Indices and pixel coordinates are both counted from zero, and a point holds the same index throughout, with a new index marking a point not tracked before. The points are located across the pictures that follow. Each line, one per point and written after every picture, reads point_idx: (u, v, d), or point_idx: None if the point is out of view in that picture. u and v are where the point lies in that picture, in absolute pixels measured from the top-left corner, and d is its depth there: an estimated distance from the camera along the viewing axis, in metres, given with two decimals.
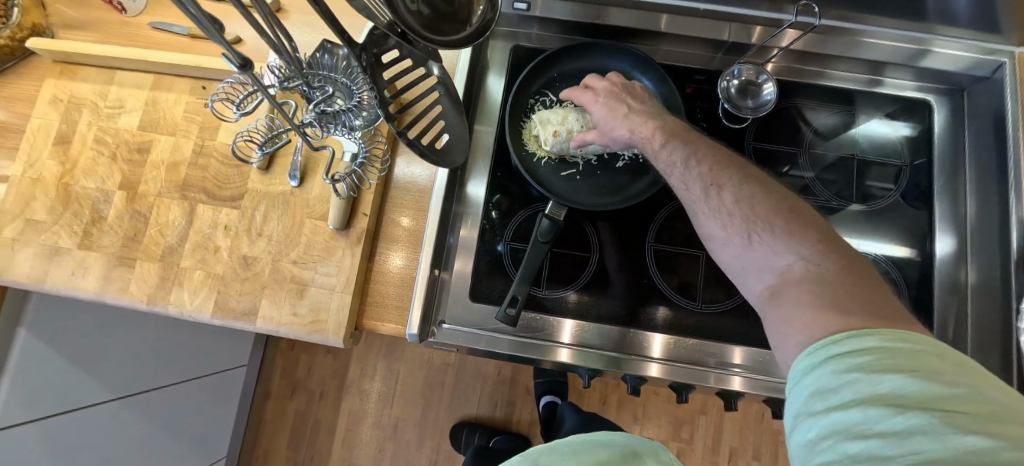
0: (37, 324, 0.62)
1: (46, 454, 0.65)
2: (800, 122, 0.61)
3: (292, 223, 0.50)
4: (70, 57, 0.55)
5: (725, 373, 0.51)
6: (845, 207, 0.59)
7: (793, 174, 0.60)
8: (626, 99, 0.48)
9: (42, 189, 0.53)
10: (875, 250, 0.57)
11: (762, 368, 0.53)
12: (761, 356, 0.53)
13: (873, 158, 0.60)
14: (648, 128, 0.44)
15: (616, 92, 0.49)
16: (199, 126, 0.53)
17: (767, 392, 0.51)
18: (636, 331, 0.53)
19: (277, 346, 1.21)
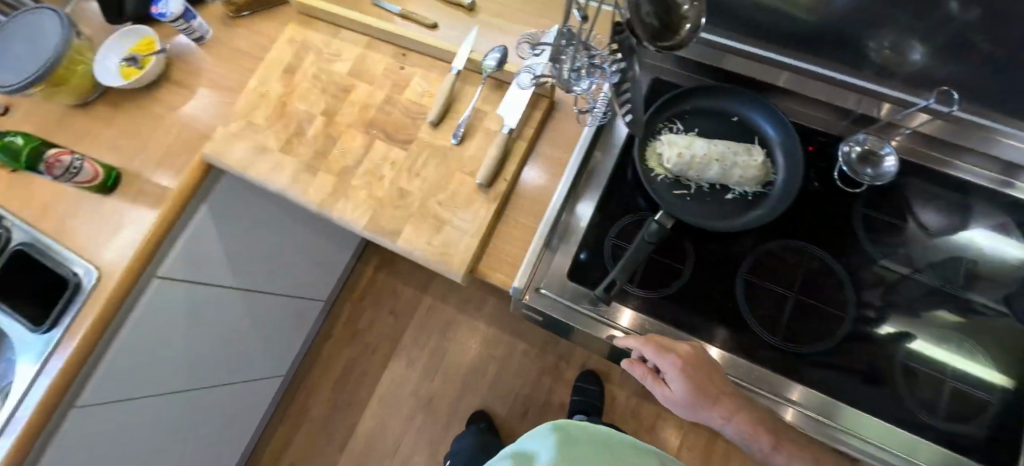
0: (215, 204, 0.76)
1: (182, 313, 0.80)
2: (895, 211, 0.62)
3: (445, 172, 0.60)
4: (313, 12, 0.71)
5: (778, 403, 0.54)
6: (936, 309, 0.57)
7: (885, 265, 0.59)
8: (707, 381, 0.52)
9: (265, 102, 0.68)
10: (971, 372, 0.54)
11: (824, 410, 0.53)
12: (824, 399, 0.53)
13: (982, 270, 0.59)
14: (750, 419, 0.53)
15: (699, 371, 0.52)
16: (392, 83, 0.65)
17: (816, 433, 0.53)
18: (692, 337, 0.57)
19: (349, 296, 1.35)
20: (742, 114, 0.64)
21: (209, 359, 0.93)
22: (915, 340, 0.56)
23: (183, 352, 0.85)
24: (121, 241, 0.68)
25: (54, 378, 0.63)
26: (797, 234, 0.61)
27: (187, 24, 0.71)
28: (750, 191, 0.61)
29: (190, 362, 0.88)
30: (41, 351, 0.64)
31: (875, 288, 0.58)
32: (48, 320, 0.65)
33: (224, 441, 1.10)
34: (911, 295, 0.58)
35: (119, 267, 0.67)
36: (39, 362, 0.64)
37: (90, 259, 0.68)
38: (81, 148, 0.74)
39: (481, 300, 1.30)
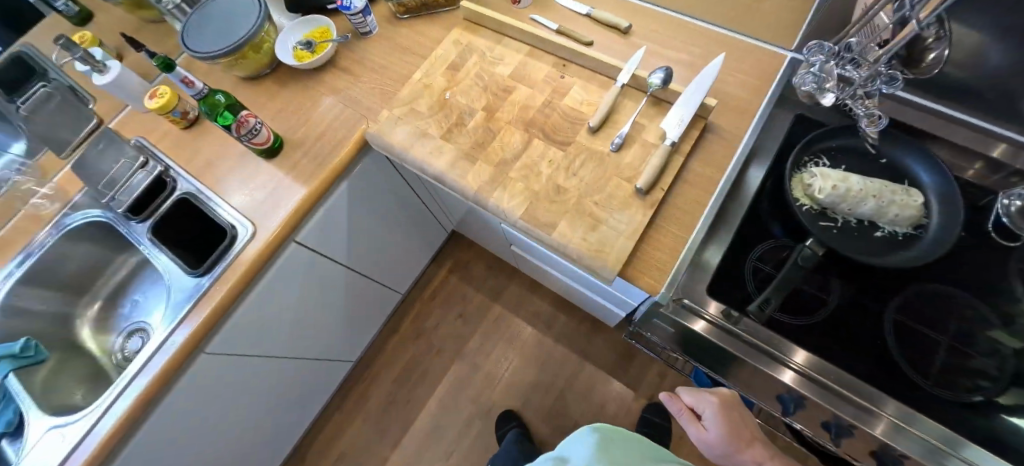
0: (354, 182, 0.81)
1: (301, 281, 0.84)
2: (1011, 279, 0.59)
3: (602, 175, 0.63)
4: (479, 20, 0.77)
5: (871, 413, 0.54)
6: None
7: (996, 335, 0.57)
8: (736, 423, 0.69)
9: (428, 93, 0.73)
10: None
11: (916, 422, 0.52)
12: (918, 415, 0.53)
13: None
14: (768, 457, 0.71)
15: (731, 413, 0.70)
16: (552, 89, 0.70)
17: (910, 448, 0.51)
18: (785, 340, 0.57)
19: (419, 294, 1.38)
20: (894, 156, 0.65)
21: (305, 333, 0.96)
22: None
23: (290, 319, 0.88)
24: (276, 202, 0.73)
25: (200, 323, 0.67)
26: (951, 280, 0.60)
27: (363, 19, 0.79)
28: (901, 231, 0.62)
29: (292, 333, 0.91)
30: (191, 296, 0.68)
31: (984, 357, 0.56)
32: (203, 267, 0.70)
33: (293, 421, 1.11)
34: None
35: (273, 225, 0.72)
36: (187, 306, 0.68)
37: (248, 215, 0.73)
38: None
39: (550, 316, 1.30)
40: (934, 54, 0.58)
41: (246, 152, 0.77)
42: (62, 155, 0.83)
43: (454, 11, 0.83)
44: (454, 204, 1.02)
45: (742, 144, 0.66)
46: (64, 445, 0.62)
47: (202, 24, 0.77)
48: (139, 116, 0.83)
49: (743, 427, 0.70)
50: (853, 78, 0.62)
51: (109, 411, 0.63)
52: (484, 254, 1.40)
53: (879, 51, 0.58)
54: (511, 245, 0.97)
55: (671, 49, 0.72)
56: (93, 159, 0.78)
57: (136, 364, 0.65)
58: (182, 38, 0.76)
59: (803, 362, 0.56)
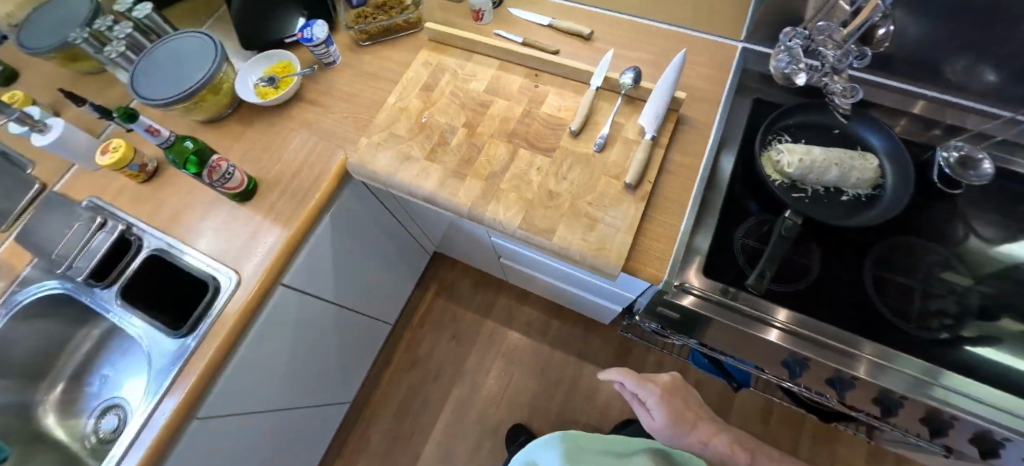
0: (337, 214, 0.77)
1: (290, 326, 0.79)
2: (951, 224, 0.67)
3: (591, 176, 0.65)
4: (447, 39, 0.78)
5: (851, 356, 0.58)
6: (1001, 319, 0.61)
7: (948, 275, 0.63)
8: (680, 406, 0.70)
9: (405, 116, 0.73)
10: None
11: (890, 358, 0.57)
12: (891, 352, 0.58)
13: None
14: (721, 438, 0.68)
15: (672, 397, 0.70)
16: (529, 99, 0.72)
17: (890, 383, 0.56)
18: (766, 301, 0.61)
19: (408, 320, 1.34)
20: (846, 127, 0.71)
21: (298, 380, 0.91)
22: (984, 348, 0.58)
23: (283, 367, 0.83)
24: (258, 246, 0.69)
25: (188, 390, 0.61)
26: (912, 231, 0.66)
27: (326, 49, 0.77)
28: (863, 193, 0.67)
29: (284, 382, 0.86)
30: (174, 361, 0.63)
31: (942, 297, 0.62)
32: (185, 327, 0.64)
33: None
34: (977, 304, 0.61)
35: (257, 272, 0.68)
36: (171, 375, 0.62)
37: (228, 264, 0.68)
38: None
39: (545, 322, 1.30)
40: (882, 30, 0.65)
41: (217, 198, 0.73)
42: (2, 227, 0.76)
43: (418, 34, 0.83)
44: (438, 225, 1.01)
45: (713, 131, 0.70)
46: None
47: (153, 69, 0.73)
48: (89, 175, 0.77)
49: (685, 412, 0.70)
50: (823, 60, 0.67)
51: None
52: (470, 271, 1.39)
53: (843, 32, 0.64)
54: (501, 257, 0.96)
55: (634, 50, 0.76)
56: (41, 229, 0.72)
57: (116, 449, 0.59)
58: (131, 87, 0.72)
59: (785, 319, 0.60)
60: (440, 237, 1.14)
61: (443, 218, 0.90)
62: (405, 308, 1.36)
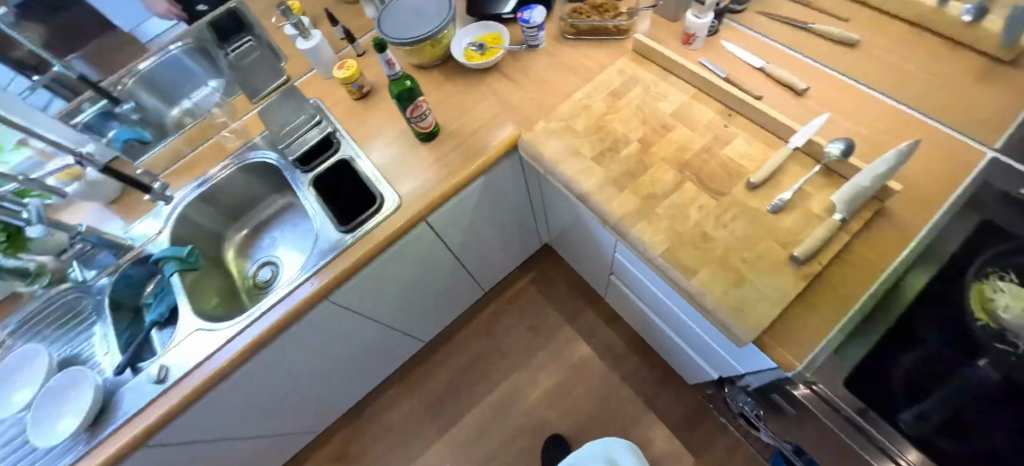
0: (490, 179, 0.84)
1: (417, 259, 0.89)
2: None
3: (754, 234, 0.61)
4: (650, 53, 0.79)
5: None
6: None
7: None
8: None
9: (587, 113, 0.76)
10: None
11: None
12: None
13: None
14: None
15: None
16: (713, 136, 0.70)
17: None
18: (914, 443, 0.46)
19: (497, 295, 1.39)
20: None
21: (402, 309, 1.02)
22: None
23: (398, 292, 0.94)
24: (421, 184, 0.78)
25: (329, 279, 0.73)
26: None
27: (536, 32, 0.84)
28: None
29: (392, 305, 0.96)
30: (329, 252, 0.75)
31: None
32: (345, 228, 0.76)
33: (362, 381, 1.17)
34: None
35: (413, 206, 0.76)
36: (321, 262, 0.74)
37: (392, 184, 0.79)
38: None
39: (621, 353, 1.25)
40: None
41: (404, 133, 0.84)
42: (253, 100, 0.97)
43: (621, 41, 0.85)
44: (561, 227, 1.05)
45: (924, 233, 0.59)
46: (202, 353, 0.72)
47: (398, 12, 0.86)
48: (318, 80, 0.95)
49: None
50: None
51: (245, 335, 0.72)
52: (565, 273, 1.40)
53: None
54: (613, 274, 0.95)
55: (850, 121, 0.69)
56: (275, 114, 0.90)
57: (269, 302, 0.73)
58: (379, 27, 0.85)
59: None
60: (562, 238, 1.15)
61: (572, 224, 0.92)
62: (501, 283, 1.41)
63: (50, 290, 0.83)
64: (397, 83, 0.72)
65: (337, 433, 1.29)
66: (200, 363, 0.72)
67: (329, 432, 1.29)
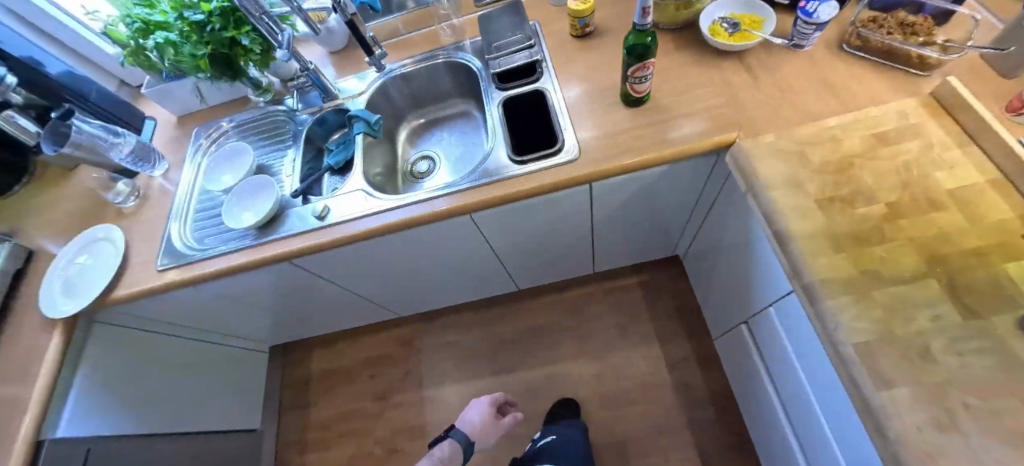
0: (673, 169, 0.75)
1: (560, 215, 0.87)
2: None
3: (1001, 383, 0.46)
4: (957, 106, 0.62)
5: None
6: None
7: None
8: None
9: (832, 146, 0.63)
10: None
11: None
12: None
13: None
14: None
15: None
16: (999, 240, 0.53)
17: None
18: None
19: (599, 280, 1.36)
20: None
21: (521, 252, 1.03)
22: None
23: (527, 236, 0.94)
24: (607, 145, 0.73)
25: (484, 198, 0.74)
26: None
27: (811, 32, 0.71)
28: None
29: (516, 245, 0.97)
30: (491, 174, 0.76)
31: None
32: (515, 159, 0.76)
33: (451, 295, 1.23)
34: None
35: (590, 163, 0.72)
36: (482, 181, 0.75)
37: (576, 132, 0.76)
38: None
39: (699, 398, 1.16)
40: None
41: (609, 87, 0.79)
42: (477, 4, 0.98)
43: (917, 78, 0.68)
44: (712, 246, 0.94)
45: None
46: (357, 212, 0.78)
47: None
48: (544, 7, 0.93)
49: None
50: None
51: (395, 213, 0.77)
52: (677, 293, 1.30)
53: None
54: (744, 322, 0.87)
55: None
56: (494, 26, 0.91)
57: (425, 195, 0.77)
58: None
59: None
60: (702, 260, 1.05)
61: (735, 251, 0.81)
62: (607, 271, 1.36)
63: (269, 106, 0.98)
64: (637, 33, 0.64)
65: (411, 324, 1.42)
66: (350, 219, 0.79)
67: (405, 320, 1.43)
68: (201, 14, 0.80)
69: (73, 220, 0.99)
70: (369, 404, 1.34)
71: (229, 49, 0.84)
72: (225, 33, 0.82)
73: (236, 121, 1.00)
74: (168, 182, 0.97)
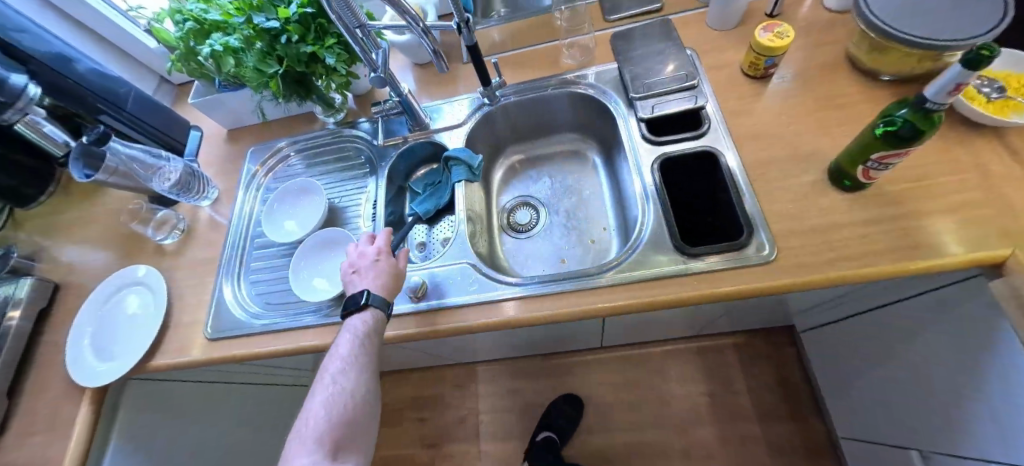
0: (886, 280, 0.57)
1: (704, 312, 0.70)
2: None
3: None
4: None
5: None
6: None
7: None
8: None
9: None
10: None
11: None
12: None
13: None
14: None
15: None
16: None
17: None
18: None
19: (686, 341, 1.19)
20: None
21: (630, 331, 0.87)
22: None
23: (649, 323, 0.77)
24: (811, 245, 0.54)
25: (642, 300, 0.55)
26: None
27: None
28: None
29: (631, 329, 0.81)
30: (644, 266, 0.57)
31: None
32: (681, 247, 0.57)
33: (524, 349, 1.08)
34: None
35: (789, 269, 0.53)
36: (634, 274, 0.57)
37: (766, 220, 0.57)
38: (835, 116, 0.61)
39: None
40: None
41: (805, 156, 0.59)
42: (608, 17, 0.77)
43: None
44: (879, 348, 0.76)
45: None
46: (465, 298, 0.60)
47: None
48: (700, 31, 0.72)
49: None
50: None
51: (513, 302, 0.59)
52: (778, 363, 1.13)
53: None
54: (919, 450, 0.72)
55: None
56: (636, 52, 0.70)
57: (556, 284, 0.59)
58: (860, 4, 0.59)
59: None
60: (845, 349, 0.87)
61: (935, 376, 0.64)
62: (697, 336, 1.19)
63: (341, 128, 0.80)
64: (915, 111, 0.45)
65: (466, 365, 1.28)
66: (451, 301, 0.61)
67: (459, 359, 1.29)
68: (276, 21, 0.61)
69: (109, 249, 0.85)
70: (418, 452, 1.21)
71: (306, 66, 0.65)
72: (305, 46, 0.62)
73: (300, 145, 0.83)
74: (217, 215, 0.81)
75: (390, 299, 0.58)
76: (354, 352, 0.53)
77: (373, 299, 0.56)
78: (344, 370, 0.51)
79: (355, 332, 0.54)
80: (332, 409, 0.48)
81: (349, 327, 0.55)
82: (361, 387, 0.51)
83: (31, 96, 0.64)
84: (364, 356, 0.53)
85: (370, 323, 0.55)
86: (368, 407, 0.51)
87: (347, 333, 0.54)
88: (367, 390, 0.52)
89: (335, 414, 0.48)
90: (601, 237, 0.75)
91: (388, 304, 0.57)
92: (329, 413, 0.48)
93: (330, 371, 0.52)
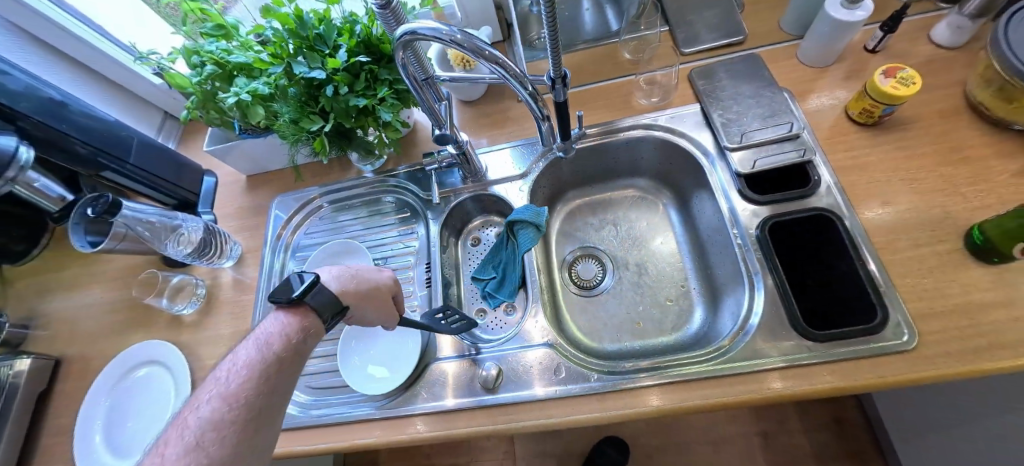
0: None
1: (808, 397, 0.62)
2: None
3: None
4: None
5: None
6: None
7: None
8: None
9: None
10: None
11: None
12: None
13: None
14: None
15: None
16: None
17: None
18: None
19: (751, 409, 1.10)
20: None
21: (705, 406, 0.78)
22: None
23: None
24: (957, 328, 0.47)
25: (766, 395, 0.47)
26: None
27: None
28: None
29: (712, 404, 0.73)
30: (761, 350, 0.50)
31: None
32: (802, 330, 0.49)
33: None
34: None
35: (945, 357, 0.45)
36: (749, 362, 0.49)
37: (899, 298, 0.49)
38: (964, 171, 0.54)
39: None
40: None
41: (934, 219, 0.52)
42: (682, 50, 0.69)
43: None
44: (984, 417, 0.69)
45: None
46: (549, 390, 0.52)
47: None
48: (792, 68, 0.65)
49: None
50: None
51: (608, 393, 0.51)
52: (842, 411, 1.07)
53: None
54: None
55: None
56: (724, 93, 0.63)
57: (658, 372, 0.51)
58: (999, 38, 0.51)
59: None
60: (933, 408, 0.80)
61: None
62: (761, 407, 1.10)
63: (381, 177, 0.72)
64: None
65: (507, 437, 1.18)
66: (530, 391, 0.53)
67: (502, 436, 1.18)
68: (323, 71, 0.52)
69: (116, 313, 0.75)
70: None
71: (354, 120, 0.56)
72: (357, 99, 0.53)
73: (333, 196, 0.74)
74: (243, 279, 0.71)
75: (337, 305, 0.48)
76: (255, 357, 0.42)
77: (315, 300, 0.47)
78: (223, 394, 0.39)
79: (266, 339, 0.43)
80: (210, 417, 0.37)
81: (251, 341, 0.44)
82: (240, 414, 0.38)
83: (24, 162, 0.53)
84: (265, 367, 0.41)
85: (280, 334, 0.44)
86: (252, 433, 0.38)
87: (255, 339, 0.43)
88: (262, 398, 0.40)
89: (195, 457, 0.34)
90: (680, 297, 0.68)
91: (333, 310, 0.48)
92: (195, 429, 0.36)
93: (202, 398, 0.39)
